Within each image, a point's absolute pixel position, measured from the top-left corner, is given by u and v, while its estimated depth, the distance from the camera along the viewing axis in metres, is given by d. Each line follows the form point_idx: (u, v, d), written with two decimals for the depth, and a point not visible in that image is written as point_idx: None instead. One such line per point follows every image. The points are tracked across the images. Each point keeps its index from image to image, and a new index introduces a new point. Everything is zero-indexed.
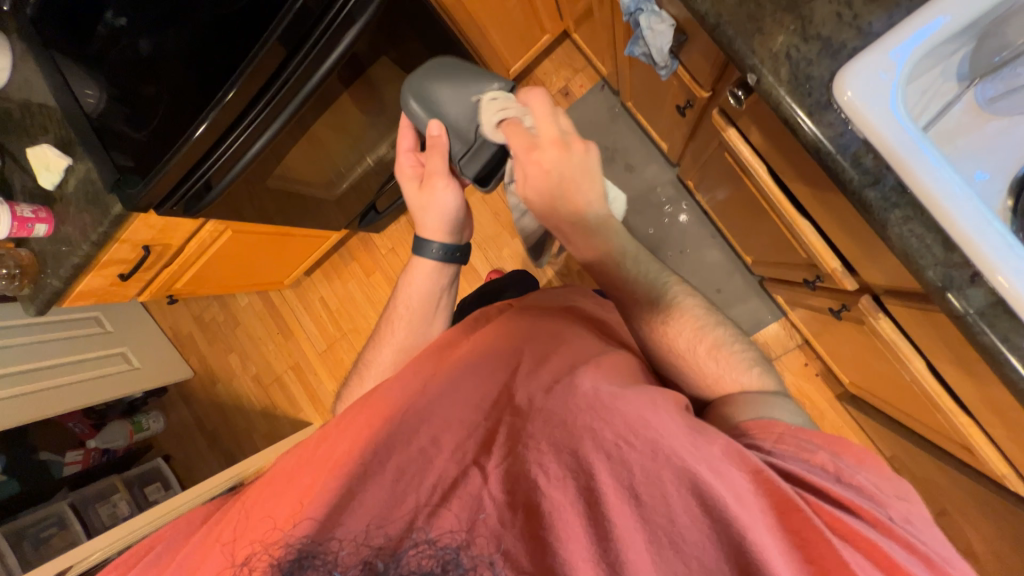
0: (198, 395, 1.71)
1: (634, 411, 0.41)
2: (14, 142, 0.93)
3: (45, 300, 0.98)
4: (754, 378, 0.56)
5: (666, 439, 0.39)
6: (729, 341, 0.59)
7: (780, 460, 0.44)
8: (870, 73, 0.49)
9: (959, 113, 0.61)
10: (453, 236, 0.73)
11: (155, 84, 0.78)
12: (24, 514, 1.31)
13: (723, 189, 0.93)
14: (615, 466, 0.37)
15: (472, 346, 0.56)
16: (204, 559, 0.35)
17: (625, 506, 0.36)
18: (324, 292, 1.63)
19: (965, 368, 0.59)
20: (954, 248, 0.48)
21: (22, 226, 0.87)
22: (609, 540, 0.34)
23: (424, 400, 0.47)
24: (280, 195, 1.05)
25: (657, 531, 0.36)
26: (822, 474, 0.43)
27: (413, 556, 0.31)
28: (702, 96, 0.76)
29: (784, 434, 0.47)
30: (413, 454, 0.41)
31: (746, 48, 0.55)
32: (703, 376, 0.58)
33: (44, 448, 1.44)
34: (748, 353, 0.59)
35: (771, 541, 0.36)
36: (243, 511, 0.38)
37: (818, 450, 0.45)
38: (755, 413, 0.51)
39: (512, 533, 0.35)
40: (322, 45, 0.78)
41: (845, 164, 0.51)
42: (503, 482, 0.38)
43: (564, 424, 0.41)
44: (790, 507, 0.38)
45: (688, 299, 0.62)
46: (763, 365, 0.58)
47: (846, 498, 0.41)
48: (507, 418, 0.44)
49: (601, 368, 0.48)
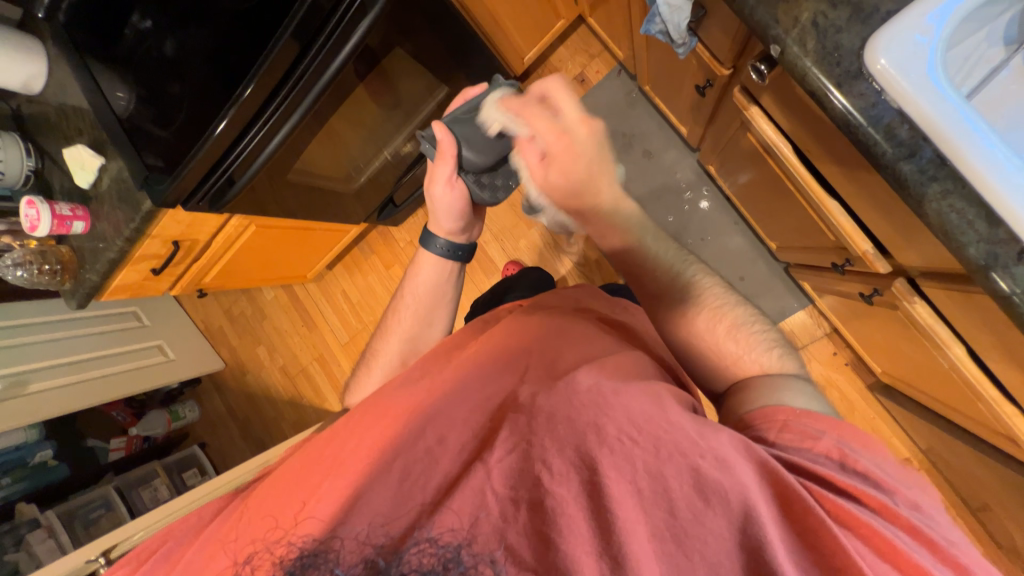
0: (229, 386, 1.78)
1: (639, 408, 0.41)
2: (53, 143, 0.98)
3: (85, 294, 1.03)
4: (774, 357, 0.54)
5: (669, 435, 0.39)
6: (747, 323, 0.57)
7: (783, 452, 0.43)
8: (905, 36, 0.46)
9: (1005, 81, 0.56)
10: (461, 234, 0.74)
11: (181, 83, 0.81)
12: (74, 496, 1.40)
13: (746, 173, 0.90)
14: (618, 461, 0.37)
15: (482, 346, 0.57)
16: (211, 559, 0.37)
17: (629, 500, 0.35)
18: (346, 285, 1.66)
19: (1011, 356, 0.56)
20: (998, 223, 0.44)
21: (61, 224, 0.92)
22: (611, 534, 0.34)
23: (430, 400, 0.47)
24: (301, 190, 1.07)
25: (659, 525, 0.35)
26: (827, 463, 0.42)
27: (414, 555, 0.31)
28: (722, 74, 0.74)
29: (787, 421, 0.45)
30: (419, 454, 0.41)
31: (769, 19, 0.52)
32: (724, 358, 0.55)
33: (90, 436, 1.53)
34: (769, 335, 0.57)
35: (775, 533, 0.35)
36: (253, 511, 0.40)
37: (822, 436, 0.43)
38: (767, 397, 0.49)
39: (515, 528, 0.34)
40: (336, 37, 0.78)
41: (878, 136, 0.48)
42: (506, 479, 0.36)
43: (568, 421, 0.40)
44: (792, 497, 0.37)
45: (704, 280, 0.61)
46: (785, 348, 0.56)
47: (853, 485, 0.39)
48: (509, 416, 0.43)
49: (605, 368, 0.48)
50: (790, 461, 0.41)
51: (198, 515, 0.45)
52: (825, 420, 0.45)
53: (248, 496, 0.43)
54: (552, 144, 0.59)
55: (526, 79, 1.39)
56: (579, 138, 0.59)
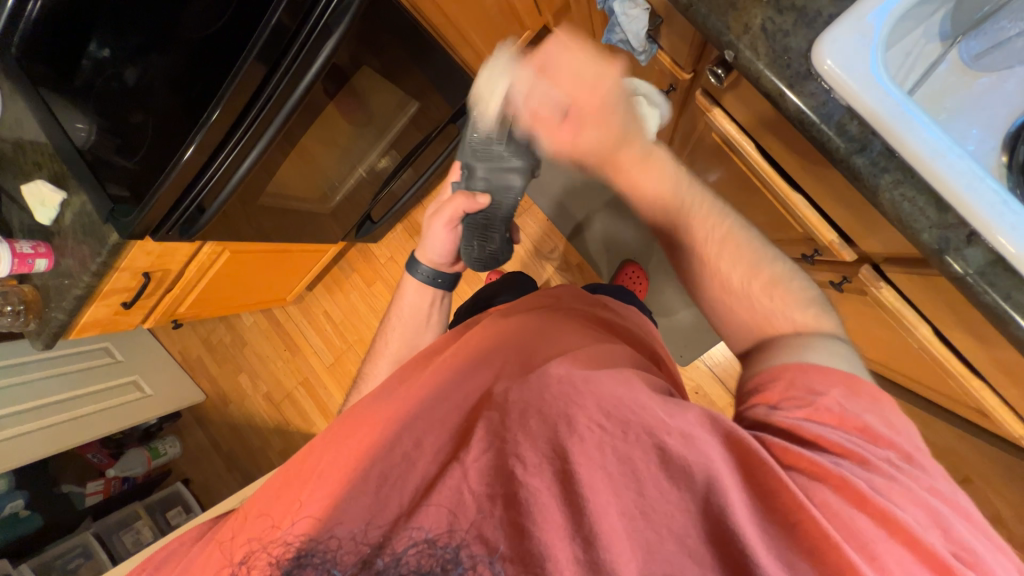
0: (210, 417, 1.71)
1: (609, 391, 0.40)
2: (10, 179, 0.95)
3: (52, 334, 0.99)
4: (809, 318, 0.52)
5: (636, 416, 0.38)
6: (784, 280, 0.55)
7: (781, 414, 0.43)
8: (847, 37, 0.48)
9: (945, 74, 0.60)
10: (441, 266, 0.80)
11: (143, 113, 0.79)
12: (49, 547, 1.35)
13: (715, 171, 0.92)
14: (589, 447, 0.36)
15: (460, 348, 0.57)
16: (211, 559, 0.38)
17: (601, 482, 0.35)
18: (327, 305, 1.64)
19: (972, 331, 0.59)
20: (948, 208, 0.47)
21: (22, 262, 0.89)
22: (582, 516, 0.33)
23: (411, 406, 0.46)
24: (275, 212, 1.06)
25: (628, 504, 0.34)
26: (829, 424, 0.42)
27: (413, 555, 0.32)
28: (684, 78, 0.76)
29: (794, 378, 0.45)
30: (396, 459, 0.40)
31: (721, 25, 0.53)
32: (755, 314, 0.55)
33: (65, 481, 1.47)
34: (808, 295, 0.55)
35: (742, 505, 0.35)
36: (233, 536, 0.39)
37: (827, 392, 0.43)
38: (784, 356, 0.48)
39: (492, 523, 0.33)
40: (301, 61, 0.78)
41: (831, 132, 0.50)
42: (482, 476, 0.36)
43: (539, 413, 0.39)
44: (759, 464, 0.37)
45: (741, 231, 0.58)
46: (822, 305, 0.54)
47: (846, 446, 0.40)
48: (484, 415, 0.42)
49: (577, 359, 0.48)
50: (787, 425, 0.42)
51: (184, 543, 0.43)
52: (833, 376, 0.45)
53: (235, 512, 0.42)
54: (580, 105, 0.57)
55: None
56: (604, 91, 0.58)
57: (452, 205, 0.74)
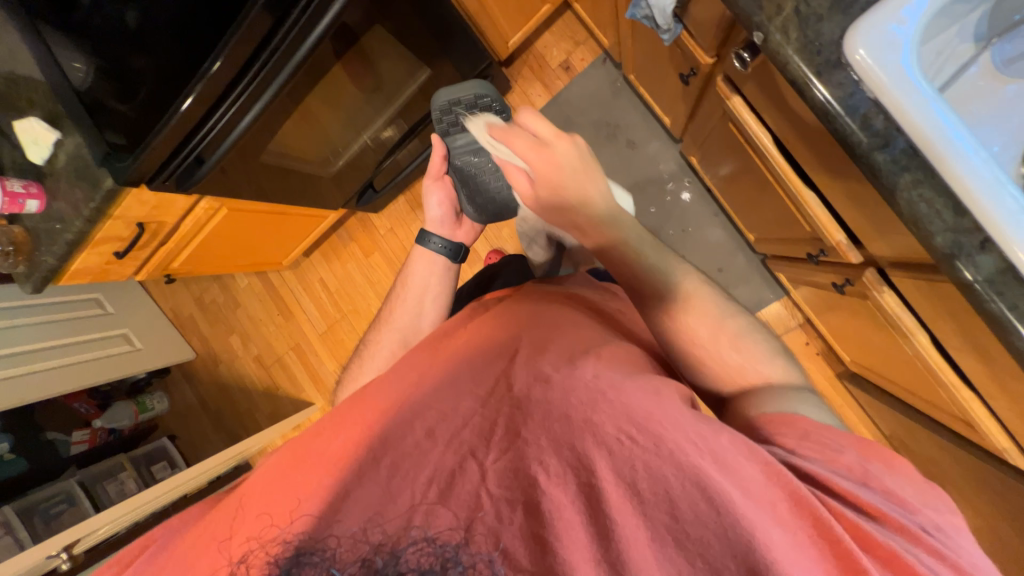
0: (201, 376, 1.72)
1: (639, 403, 0.40)
2: (2, 114, 0.91)
3: (42, 278, 0.98)
4: (776, 367, 0.57)
5: (669, 432, 0.37)
6: (744, 333, 0.60)
7: (801, 459, 0.43)
8: (883, 27, 0.47)
9: (974, 77, 0.59)
10: (452, 234, 0.82)
11: (145, 57, 0.76)
12: (34, 491, 1.32)
13: (727, 165, 0.91)
14: (618, 462, 0.36)
15: (474, 335, 0.56)
16: (199, 558, 0.34)
17: (626, 504, 0.34)
18: (324, 273, 1.62)
19: (975, 347, 0.59)
20: (965, 212, 0.46)
21: (13, 202, 0.86)
22: (609, 538, 0.33)
23: (421, 394, 0.46)
24: (275, 171, 1.03)
25: (659, 526, 0.34)
26: (846, 475, 0.41)
27: (414, 554, 0.31)
28: (706, 62, 0.74)
29: (809, 431, 0.45)
30: (409, 450, 0.40)
31: (753, 6, 0.52)
32: (727, 368, 0.58)
33: (51, 428, 1.44)
34: (769, 345, 0.60)
35: (785, 546, 0.34)
36: (237, 503, 0.38)
37: (845, 451, 0.43)
38: (777, 406, 0.51)
39: (511, 530, 0.34)
40: (310, 14, 0.74)
41: (854, 126, 0.49)
42: (500, 478, 0.37)
43: (564, 417, 0.39)
44: (795, 504, 0.36)
45: (706, 290, 0.62)
46: (783, 356, 0.59)
47: (874, 505, 0.39)
48: (505, 411, 0.42)
49: (601, 357, 0.47)
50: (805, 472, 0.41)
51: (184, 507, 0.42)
52: (848, 437, 0.45)
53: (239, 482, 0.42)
54: (535, 159, 0.57)
55: (511, 65, 1.37)
56: (563, 149, 0.57)
57: (435, 158, 0.79)
